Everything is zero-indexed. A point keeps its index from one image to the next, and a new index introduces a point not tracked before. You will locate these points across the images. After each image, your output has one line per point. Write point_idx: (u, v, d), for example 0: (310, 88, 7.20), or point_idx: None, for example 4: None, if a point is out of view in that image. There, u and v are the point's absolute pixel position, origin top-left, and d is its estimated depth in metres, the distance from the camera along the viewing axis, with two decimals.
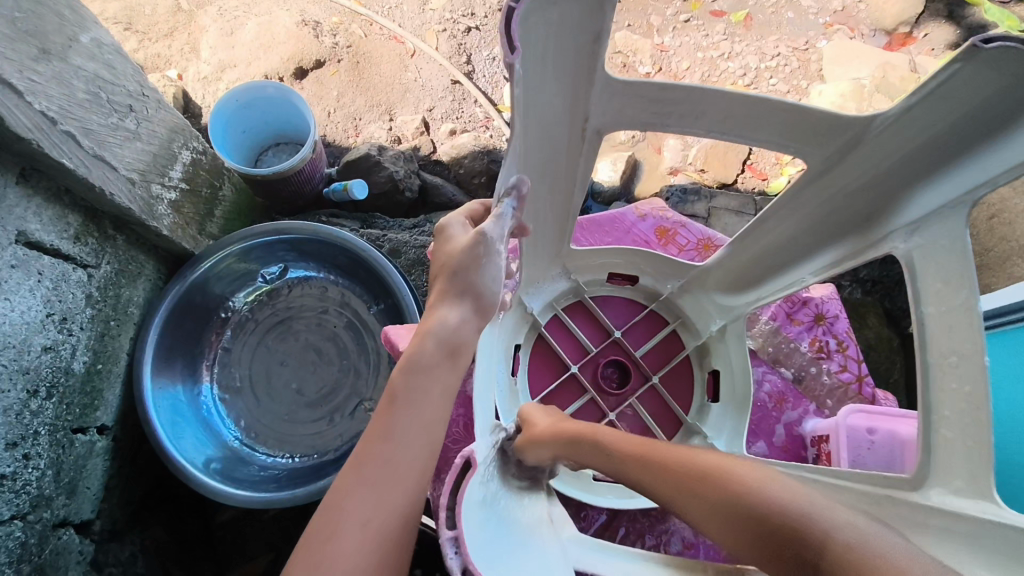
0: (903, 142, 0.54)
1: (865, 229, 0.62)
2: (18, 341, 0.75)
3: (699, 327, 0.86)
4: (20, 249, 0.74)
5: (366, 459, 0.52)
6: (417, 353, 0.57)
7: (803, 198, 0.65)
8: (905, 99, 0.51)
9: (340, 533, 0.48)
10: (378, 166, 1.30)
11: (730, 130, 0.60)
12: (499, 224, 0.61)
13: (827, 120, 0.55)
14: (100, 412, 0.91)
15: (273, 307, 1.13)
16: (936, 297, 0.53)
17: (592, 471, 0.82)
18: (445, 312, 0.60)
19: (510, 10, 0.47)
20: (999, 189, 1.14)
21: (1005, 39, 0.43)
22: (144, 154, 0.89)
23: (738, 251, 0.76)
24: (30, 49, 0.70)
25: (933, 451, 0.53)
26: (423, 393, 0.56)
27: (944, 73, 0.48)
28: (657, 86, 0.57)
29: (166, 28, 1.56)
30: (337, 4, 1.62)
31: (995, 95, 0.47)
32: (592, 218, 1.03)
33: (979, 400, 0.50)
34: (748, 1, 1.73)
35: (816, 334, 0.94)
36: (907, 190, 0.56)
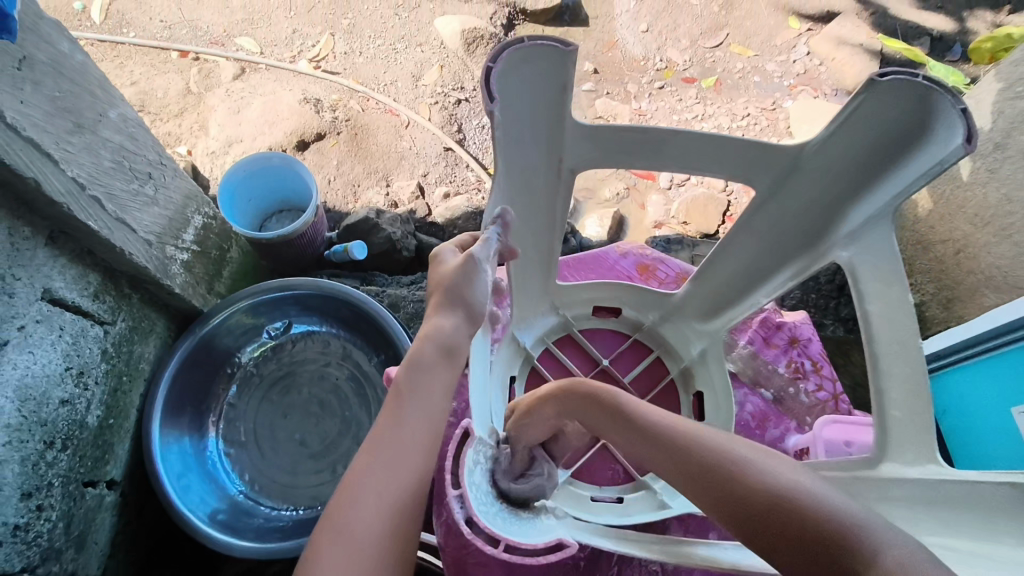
0: (829, 164, 0.66)
1: (816, 243, 0.73)
2: (38, 393, 0.79)
3: (681, 351, 0.95)
4: (44, 305, 0.79)
5: (378, 442, 0.59)
6: (416, 355, 0.64)
7: (755, 220, 0.77)
8: (826, 128, 0.63)
9: (359, 506, 0.54)
10: (376, 227, 1.37)
11: (693, 163, 0.69)
12: (486, 246, 0.68)
13: (766, 153, 0.67)
14: (110, 466, 0.94)
15: (277, 362, 1.17)
16: (877, 297, 0.64)
17: (590, 494, 0.88)
18: (439, 320, 0.66)
19: (489, 68, 0.57)
20: (961, 228, 1.19)
21: (897, 73, 0.55)
22: (161, 218, 0.96)
23: (709, 274, 0.88)
24: (66, 124, 0.77)
25: (888, 429, 0.64)
26: (421, 399, 0.62)
27: (852, 104, 0.60)
28: (618, 128, 0.66)
29: (176, 109, 1.67)
30: (337, 83, 1.74)
31: (899, 117, 0.59)
32: (577, 256, 1.10)
33: (920, 378, 0.61)
34: (716, 69, 1.88)
35: (792, 356, 1.01)
36: (844, 203, 0.68)
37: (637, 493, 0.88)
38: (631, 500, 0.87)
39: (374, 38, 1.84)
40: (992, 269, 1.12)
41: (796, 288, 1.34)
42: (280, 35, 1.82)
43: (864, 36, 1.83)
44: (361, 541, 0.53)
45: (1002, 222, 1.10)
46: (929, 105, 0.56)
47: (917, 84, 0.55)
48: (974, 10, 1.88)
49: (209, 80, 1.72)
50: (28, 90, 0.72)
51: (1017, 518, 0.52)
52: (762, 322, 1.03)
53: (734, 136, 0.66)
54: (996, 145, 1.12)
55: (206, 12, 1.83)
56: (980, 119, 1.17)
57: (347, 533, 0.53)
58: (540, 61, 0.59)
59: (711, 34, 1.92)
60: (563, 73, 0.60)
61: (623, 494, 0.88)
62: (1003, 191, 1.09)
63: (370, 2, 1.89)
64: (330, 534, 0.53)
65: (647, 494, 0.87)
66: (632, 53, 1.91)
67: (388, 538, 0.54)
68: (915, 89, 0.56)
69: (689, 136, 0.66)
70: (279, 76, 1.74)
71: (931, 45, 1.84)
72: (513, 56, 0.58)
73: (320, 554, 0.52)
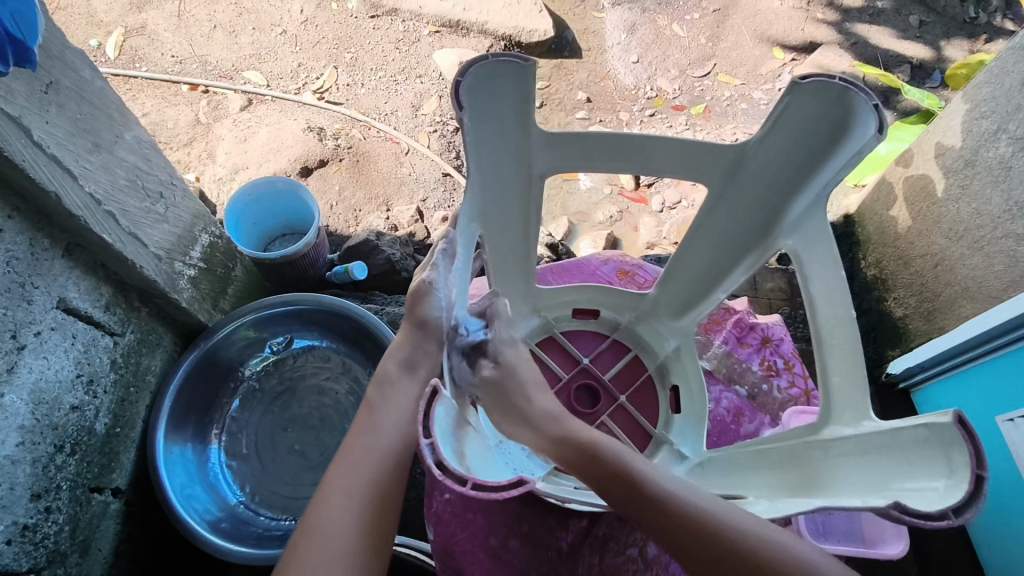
0: (773, 159, 0.77)
1: (767, 233, 0.83)
2: (50, 398, 0.83)
3: (656, 348, 1.05)
4: (59, 314, 0.83)
5: (349, 450, 0.74)
6: (383, 373, 0.79)
7: (715, 217, 0.87)
8: (762, 129, 0.75)
9: (330, 505, 0.69)
10: (376, 248, 1.42)
11: (658, 164, 0.81)
12: (435, 272, 0.74)
13: (715, 153, 0.78)
14: (116, 474, 0.97)
15: (278, 377, 1.20)
16: (818, 280, 0.74)
17: (573, 485, 0.92)
18: (398, 345, 0.79)
19: (458, 83, 0.67)
20: (937, 241, 1.24)
21: (815, 77, 0.67)
22: (170, 235, 1.01)
23: (675, 271, 0.97)
24: (85, 143, 0.83)
25: (832, 397, 0.73)
26: (388, 408, 0.77)
27: (780, 106, 0.71)
28: (579, 134, 0.77)
29: (185, 139, 1.74)
30: (340, 114, 1.82)
31: (824, 114, 0.70)
32: (562, 263, 1.18)
33: (853, 351, 0.70)
34: (705, 97, 1.95)
35: (765, 355, 1.10)
36: (790, 194, 0.78)
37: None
38: None
39: (375, 70, 1.92)
40: (968, 280, 1.16)
41: (785, 304, 1.38)
42: (286, 68, 1.91)
43: (846, 64, 1.90)
44: (330, 534, 0.68)
45: (975, 235, 1.14)
46: (848, 103, 0.67)
47: (835, 85, 0.66)
48: (950, 39, 1.96)
49: (218, 111, 1.80)
50: (53, 111, 0.77)
51: (930, 453, 0.57)
52: (736, 322, 1.13)
53: (684, 142, 0.77)
54: (966, 162, 1.17)
55: (215, 48, 1.92)
56: (951, 137, 1.21)
57: (319, 528, 0.68)
58: (505, 78, 0.70)
59: (699, 65, 2.01)
60: (525, 85, 0.71)
61: None
62: (973, 206, 1.14)
63: (372, 38, 1.99)
64: (305, 530, 0.69)
65: None
66: (623, 83, 1.99)
67: (353, 530, 0.69)
68: (829, 88, 0.67)
69: (652, 139, 0.77)
70: (284, 107, 1.82)
71: (912, 73, 1.92)
72: (479, 71, 0.68)
73: (300, 545, 0.67)
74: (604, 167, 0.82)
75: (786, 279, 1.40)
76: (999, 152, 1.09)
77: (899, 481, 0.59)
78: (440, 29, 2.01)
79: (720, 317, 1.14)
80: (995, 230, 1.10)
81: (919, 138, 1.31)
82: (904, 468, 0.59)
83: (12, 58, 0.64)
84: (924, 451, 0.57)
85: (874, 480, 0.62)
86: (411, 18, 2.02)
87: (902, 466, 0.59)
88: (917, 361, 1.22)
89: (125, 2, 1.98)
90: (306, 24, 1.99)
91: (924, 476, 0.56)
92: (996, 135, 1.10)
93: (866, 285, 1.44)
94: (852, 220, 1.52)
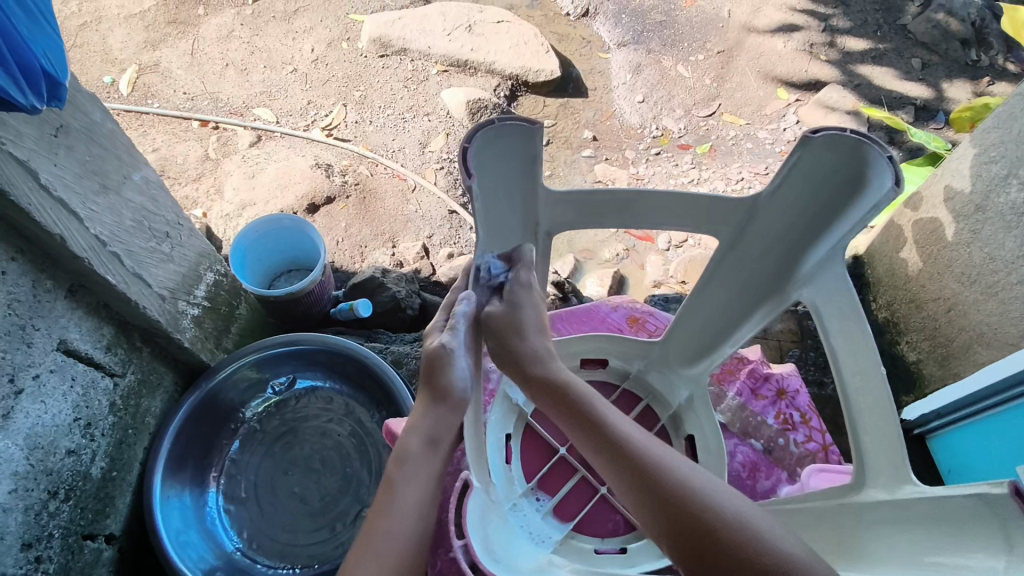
0: (787, 211, 0.76)
1: (784, 284, 0.82)
2: (46, 443, 0.82)
3: (668, 398, 1.02)
4: (59, 355, 0.82)
5: (370, 534, 0.68)
6: (403, 450, 0.75)
7: (727, 268, 0.87)
8: (773, 183, 0.74)
9: None
10: (382, 286, 1.41)
11: (664, 219, 0.80)
12: (454, 336, 0.80)
13: (725, 206, 0.78)
14: (110, 520, 0.95)
15: (280, 418, 1.17)
16: (840, 331, 0.73)
17: (593, 546, 0.91)
18: (418, 420, 0.77)
19: (465, 148, 0.68)
20: (950, 285, 1.21)
21: (829, 131, 0.66)
22: (175, 274, 1.00)
23: (689, 319, 0.96)
24: (93, 185, 0.83)
25: (865, 457, 0.70)
26: (410, 486, 0.72)
27: (791, 160, 0.70)
28: (587, 194, 0.77)
29: (194, 175, 1.75)
30: (347, 150, 1.84)
31: (837, 167, 0.69)
32: (571, 309, 1.17)
33: (884, 405, 0.68)
34: (710, 136, 1.96)
35: (781, 407, 1.08)
36: (806, 245, 0.77)
37: (640, 542, 0.91)
38: (634, 550, 0.90)
39: (384, 108, 1.95)
40: (983, 325, 1.14)
41: (795, 346, 1.36)
42: (296, 106, 1.93)
43: (850, 104, 1.92)
44: None
45: (988, 280, 1.13)
46: (864, 155, 0.66)
47: (849, 138, 0.66)
48: (953, 80, 1.97)
49: (227, 147, 1.81)
50: (62, 154, 0.77)
51: (978, 525, 0.57)
52: (750, 373, 1.11)
53: (695, 195, 0.77)
54: (976, 207, 1.16)
55: (227, 86, 1.95)
56: (960, 181, 1.20)
57: None
58: (509, 139, 0.70)
59: (704, 105, 2.02)
60: (532, 144, 0.70)
61: (626, 544, 0.91)
62: (986, 251, 1.13)
63: (381, 76, 2.02)
64: None
65: (649, 543, 0.91)
66: (628, 122, 2.00)
67: None
68: (842, 142, 0.66)
69: (652, 195, 0.77)
70: (293, 144, 1.84)
71: (915, 113, 1.93)
72: (486, 136, 0.68)
73: None
74: (612, 224, 0.81)
75: (796, 321, 1.38)
76: (1009, 198, 1.08)
77: (941, 556, 0.59)
78: (448, 68, 2.04)
79: (733, 367, 1.13)
80: (1009, 276, 1.08)
81: (928, 180, 1.31)
82: (948, 538, 0.59)
83: (45, 93, 0.64)
84: (972, 525, 0.58)
85: (906, 555, 0.62)
86: (420, 57, 2.05)
87: (942, 538, 0.60)
88: (931, 408, 1.20)
89: (140, 40, 2.03)
90: (317, 63, 2.03)
91: (972, 551, 0.57)
92: (1007, 180, 1.09)
93: (878, 327, 1.42)
94: (863, 261, 1.50)
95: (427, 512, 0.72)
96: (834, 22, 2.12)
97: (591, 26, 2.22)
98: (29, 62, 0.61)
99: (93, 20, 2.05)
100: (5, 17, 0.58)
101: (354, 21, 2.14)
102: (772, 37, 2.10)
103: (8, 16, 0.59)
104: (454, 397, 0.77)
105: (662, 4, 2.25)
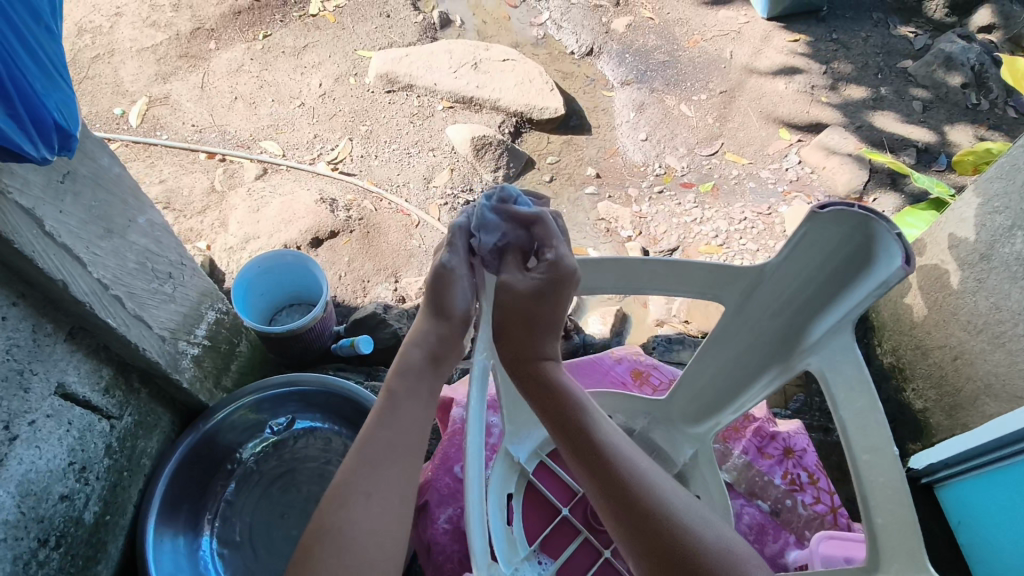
0: (791, 281, 0.77)
1: (789, 352, 0.83)
2: (39, 489, 0.80)
3: (673, 456, 1.01)
4: (56, 400, 0.82)
5: (371, 441, 0.67)
6: (405, 361, 0.75)
7: (730, 333, 0.87)
8: (780, 252, 0.75)
9: (349, 505, 0.63)
10: (383, 323, 1.41)
11: (666, 285, 0.82)
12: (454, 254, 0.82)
13: (730, 273, 0.80)
14: (100, 566, 0.93)
15: (277, 459, 1.15)
16: (849, 404, 0.72)
17: None
18: (416, 333, 0.79)
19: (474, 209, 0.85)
20: (956, 333, 1.21)
21: (835, 205, 0.66)
22: (177, 315, 0.99)
23: (695, 380, 0.96)
24: (98, 229, 0.83)
25: (879, 539, 0.68)
26: (410, 402, 0.72)
27: (799, 230, 0.71)
28: (593, 260, 0.81)
29: (199, 207, 1.75)
30: (352, 184, 1.85)
31: (843, 242, 0.69)
32: (576, 361, 1.18)
33: (896, 485, 0.66)
34: (712, 175, 1.97)
35: (788, 467, 1.07)
36: (812, 315, 0.77)
37: None
38: None
39: (390, 143, 1.97)
40: (991, 375, 1.13)
41: (800, 392, 1.34)
42: (302, 139, 1.95)
43: (852, 147, 1.93)
44: (351, 539, 0.61)
45: (995, 330, 1.12)
46: (871, 231, 0.66)
47: (853, 211, 0.66)
48: (954, 124, 1.98)
49: (233, 180, 1.82)
50: (68, 200, 0.78)
51: None
52: (756, 431, 1.10)
53: (697, 262, 0.79)
54: (981, 256, 1.16)
55: (235, 119, 1.97)
56: (964, 229, 1.21)
57: (339, 531, 0.61)
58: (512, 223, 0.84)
59: (707, 143, 2.04)
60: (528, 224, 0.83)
61: None
62: (992, 300, 1.13)
63: (387, 111, 2.04)
64: (324, 532, 0.61)
65: None
66: (632, 159, 2.01)
67: (376, 534, 0.62)
68: (847, 218, 0.67)
69: (656, 264, 0.79)
70: (299, 177, 1.85)
71: (918, 156, 1.93)
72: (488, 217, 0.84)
73: (314, 550, 0.60)
74: (617, 290, 0.84)
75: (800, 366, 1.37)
76: (1015, 249, 1.08)
77: None
78: (454, 104, 2.06)
79: (739, 425, 1.12)
80: (1015, 326, 1.08)
81: (931, 227, 1.31)
82: None
83: (56, 145, 0.65)
84: None
85: None
86: (426, 93, 2.08)
87: None
88: (940, 458, 1.16)
89: (151, 72, 2.06)
90: (324, 98, 2.06)
91: None
92: (1012, 231, 1.10)
93: (883, 373, 1.41)
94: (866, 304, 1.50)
95: (424, 428, 0.72)
96: (836, 66, 2.18)
97: (596, 64, 2.26)
98: (43, 117, 0.62)
99: (105, 53, 2.09)
100: (21, 74, 0.59)
101: (362, 57, 2.18)
102: (773, 79, 2.16)
103: (26, 73, 0.59)
104: (455, 314, 0.80)
105: (664, 45, 2.29)
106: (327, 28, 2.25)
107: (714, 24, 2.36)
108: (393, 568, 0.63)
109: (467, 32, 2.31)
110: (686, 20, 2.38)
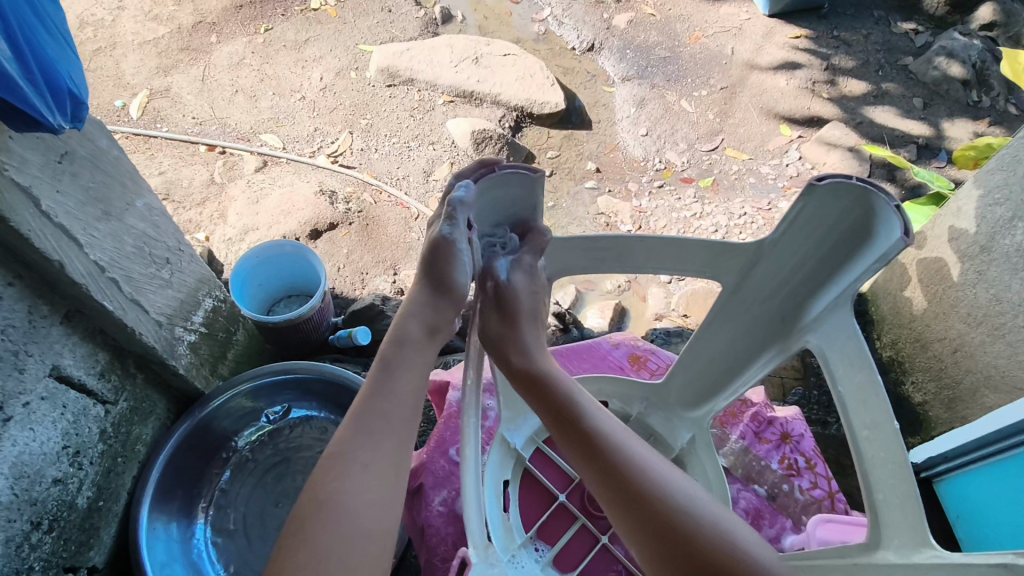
0: (789, 257, 0.77)
1: (786, 332, 0.82)
2: (32, 472, 0.80)
3: (670, 440, 1.01)
4: (51, 382, 0.81)
5: (368, 410, 0.68)
6: (403, 331, 0.75)
7: (728, 313, 0.87)
8: (777, 228, 0.75)
9: (345, 475, 0.63)
10: (381, 314, 1.40)
11: (663, 264, 0.82)
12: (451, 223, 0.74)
13: (729, 250, 0.79)
14: (93, 551, 0.93)
15: (273, 447, 1.15)
16: (848, 380, 0.71)
17: None
18: (412, 307, 0.77)
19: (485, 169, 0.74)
20: (955, 325, 1.20)
21: (833, 178, 0.66)
22: (174, 300, 0.99)
23: (691, 364, 0.96)
24: (95, 211, 0.82)
25: (880, 514, 0.68)
26: (406, 370, 0.72)
27: (796, 205, 0.71)
28: (589, 239, 0.81)
29: (198, 199, 1.75)
30: (352, 177, 1.85)
31: (842, 215, 0.69)
32: (573, 347, 1.18)
33: (898, 460, 0.66)
34: (712, 170, 1.97)
35: (785, 452, 1.06)
36: (811, 293, 0.77)
37: None
38: None
39: (390, 136, 1.96)
40: (991, 367, 1.12)
41: (798, 384, 1.34)
42: (303, 132, 1.95)
43: (852, 142, 1.93)
44: (346, 508, 0.61)
45: (994, 321, 1.11)
46: (868, 203, 0.65)
47: (851, 184, 0.65)
48: (954, 120, 1.98)
49: (232, 172, 1.82)
50: (66, 180, 0.77)
51: None
52: (754, 416, 1.10)
53: (693, 239, 0.79)
54: (981, 248, 1.15)
55: (235, 111, 1.97)
56: (964, 221, 1.20)
57: (332, 500, 0.61)
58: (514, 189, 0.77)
59: (707, 139, 2.03)
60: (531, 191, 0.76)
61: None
62: (992, 292, 1.12)
63: (388, 105, 2.04)
64: (318, 502, 0.61)
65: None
66: (633, 154, 2.01)
67: (370, 504, 0.62)
68: (845, 191, 0.66)
69: (653, 242, 0.79)
70: (298, 170, 1.85)
71: (918, 152, 1.92)
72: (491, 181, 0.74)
73: (309, 523, 0.60)
74: (612, 267, 0.84)
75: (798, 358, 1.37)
76: (1015, 240, 1.08)
77: None
78: (455, 98, 2.06)
79: (737, 410, 1.12)
80: (1015, 318, 1.07)
81: (931, 220, 1.31)
82: None
83: (71, 113, 0.65)
84: None
85: None
86: (427, 87, 2.08)
87: None
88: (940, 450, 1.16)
89: (152, 65, 2.06)
90: (325, 91, 2.05)
91: None
92: (1012, 222, 1.09)
93: (883, 366, 1.40)
94: (865, 297, 1.50)
95: (417, 405, 0.71)
96: (837, 62, 2.17)
97: (597, 59, 2.25)
98: (58, 84, 0.62)
99: (106, 45, 2.09)
100: (36, 37, 0.59)
101: (362, 51, 2.17)
102: (774, 74, 2.15)
103: (40, 43, 0.59)
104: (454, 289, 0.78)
105: (665, 41, 2.29)
106: (328, 23, 2.25)
107: (715, 21, 2.36)
108: (390, 542, 0.63)
109: (468, 27, 2.30)
110: (687, 16, 2.37)
